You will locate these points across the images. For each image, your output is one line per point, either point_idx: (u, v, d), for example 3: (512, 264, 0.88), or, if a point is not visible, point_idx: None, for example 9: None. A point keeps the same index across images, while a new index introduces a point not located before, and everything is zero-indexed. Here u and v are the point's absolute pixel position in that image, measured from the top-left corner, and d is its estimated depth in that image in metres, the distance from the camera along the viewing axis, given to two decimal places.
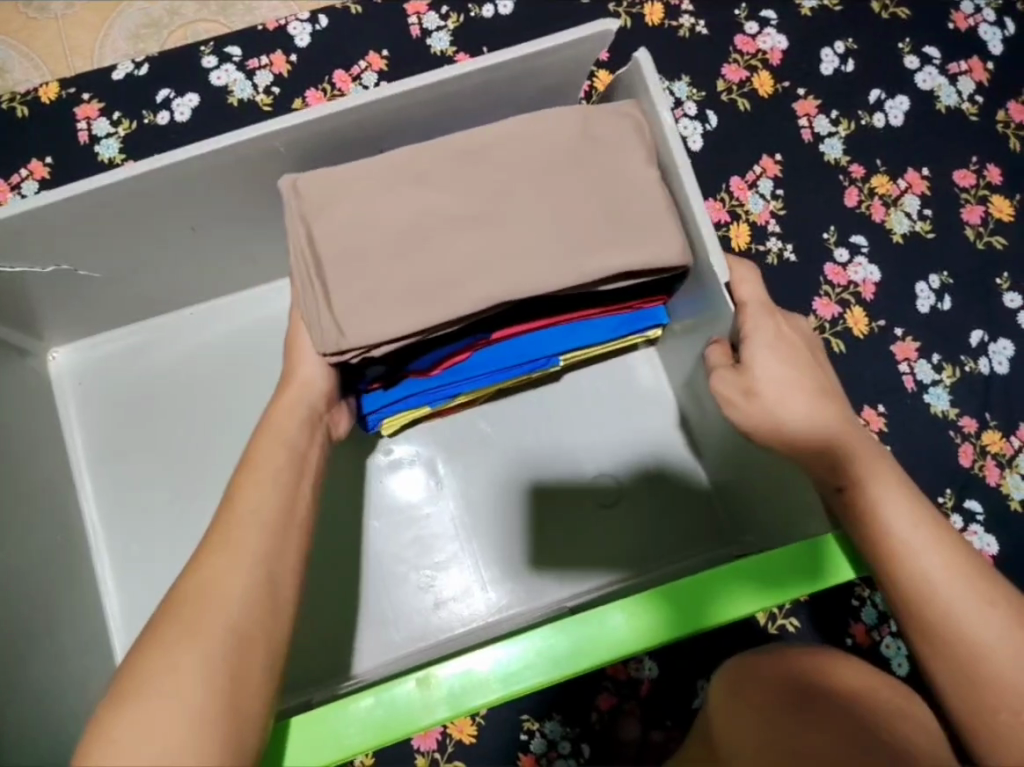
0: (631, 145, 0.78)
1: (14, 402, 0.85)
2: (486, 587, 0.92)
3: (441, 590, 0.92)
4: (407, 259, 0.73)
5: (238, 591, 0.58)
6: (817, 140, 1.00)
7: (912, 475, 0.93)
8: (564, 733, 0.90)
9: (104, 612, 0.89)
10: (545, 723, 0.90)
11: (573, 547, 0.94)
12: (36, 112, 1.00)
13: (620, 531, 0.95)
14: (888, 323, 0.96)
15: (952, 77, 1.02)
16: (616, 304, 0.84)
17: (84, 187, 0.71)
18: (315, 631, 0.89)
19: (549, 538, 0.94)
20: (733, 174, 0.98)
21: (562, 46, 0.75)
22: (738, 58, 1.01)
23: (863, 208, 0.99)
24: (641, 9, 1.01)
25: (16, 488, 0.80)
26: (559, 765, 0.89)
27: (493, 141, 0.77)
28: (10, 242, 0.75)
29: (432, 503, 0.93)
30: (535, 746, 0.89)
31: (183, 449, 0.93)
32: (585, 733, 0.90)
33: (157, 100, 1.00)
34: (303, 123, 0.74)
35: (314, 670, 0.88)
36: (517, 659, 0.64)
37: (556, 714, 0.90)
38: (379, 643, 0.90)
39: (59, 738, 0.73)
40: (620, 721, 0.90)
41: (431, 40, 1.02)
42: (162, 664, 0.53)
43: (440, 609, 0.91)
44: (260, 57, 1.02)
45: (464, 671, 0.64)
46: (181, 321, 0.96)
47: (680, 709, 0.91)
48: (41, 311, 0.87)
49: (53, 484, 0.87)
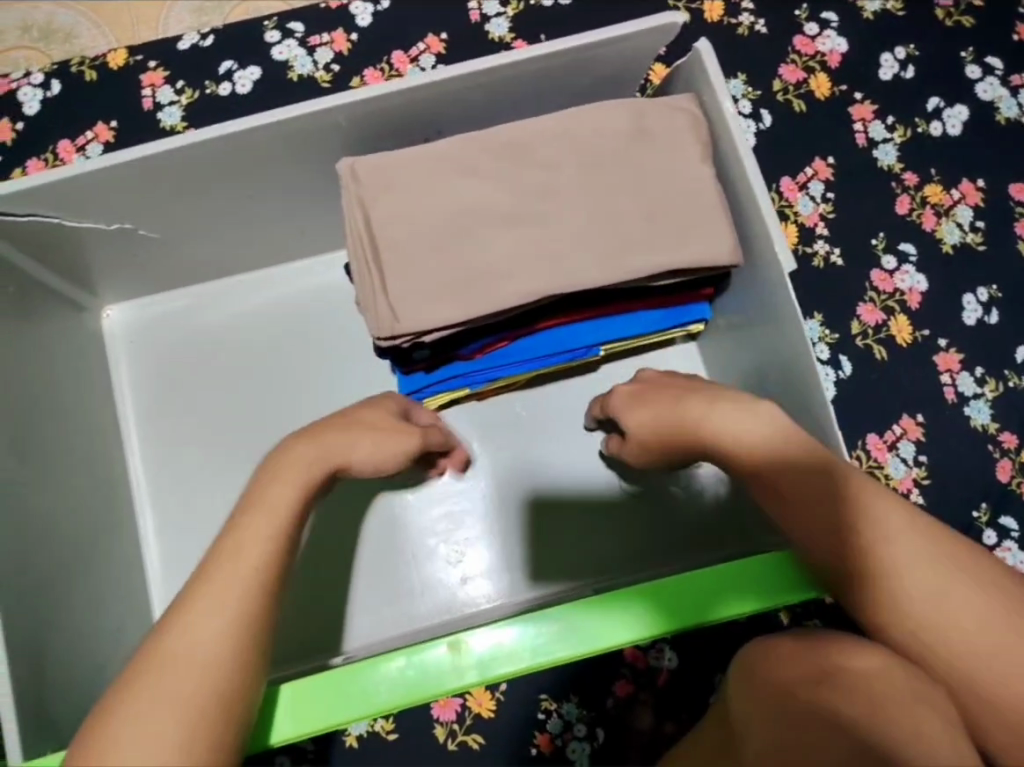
0: (689, 138, 0.78)
1: (67, 354, 0.88)
2: (513, 566, 0.93)
3: (468, 566, 0.93)
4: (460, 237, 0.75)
5: (241, 606, 0.58)
6: (871, 145, 0.99)
7: (948, 487, 0.93)
8: (580, 716, 0.91)
9: (144, 563, 0.91)
10: (562, 704, 0.91)
11: (599, 535, 0.94)
12: (103, 77, 1.03)
13: (646, 527, 0.94)
14: (932, 333, 0.96)
15: (1014, 89, 1.01)
16: (663, 296, 0.84)
17: (154, 148, 0.73)
18: (342, 596, 0.92)
19: (571, 528, 0.94)
20: (784, 174, 0.98)
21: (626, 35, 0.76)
22: (796, 59, 1.00)
23: (914, 216, 0.98)
24: (701, 5, 1.02)
25: (64, 435, 0.83)
26: (573, 746, 0.90)
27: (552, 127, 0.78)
28: (79, 198, 0.77)
29: (460, 486, 0.95)
30: (551, 726, 0.90)
31: (226, 412, 0.95)
32: (601, 718, 0.91)
33: (220, 72, 1.03)
34: (367, 97, 0.75)
35: (343, 634, 0.90)
36: (545, 634, 0.65)
37: (574, 697, 0.91)
38: (403, 616, 0.91)
39: (92, 679, 0.76)
40: (636, 709, 0.91)
41: (490, 26, 1.03)
42: (201, 609, 0.57)
43: (467, 584, 0.92)
44: (321, 35, 1.03)
45: (493, 641, 0.64)
46: (231, 287, 0.98)
47: (696, 703, 0.91)
48: (100, 267, 0.89)
49: (100, 436, 0.90)
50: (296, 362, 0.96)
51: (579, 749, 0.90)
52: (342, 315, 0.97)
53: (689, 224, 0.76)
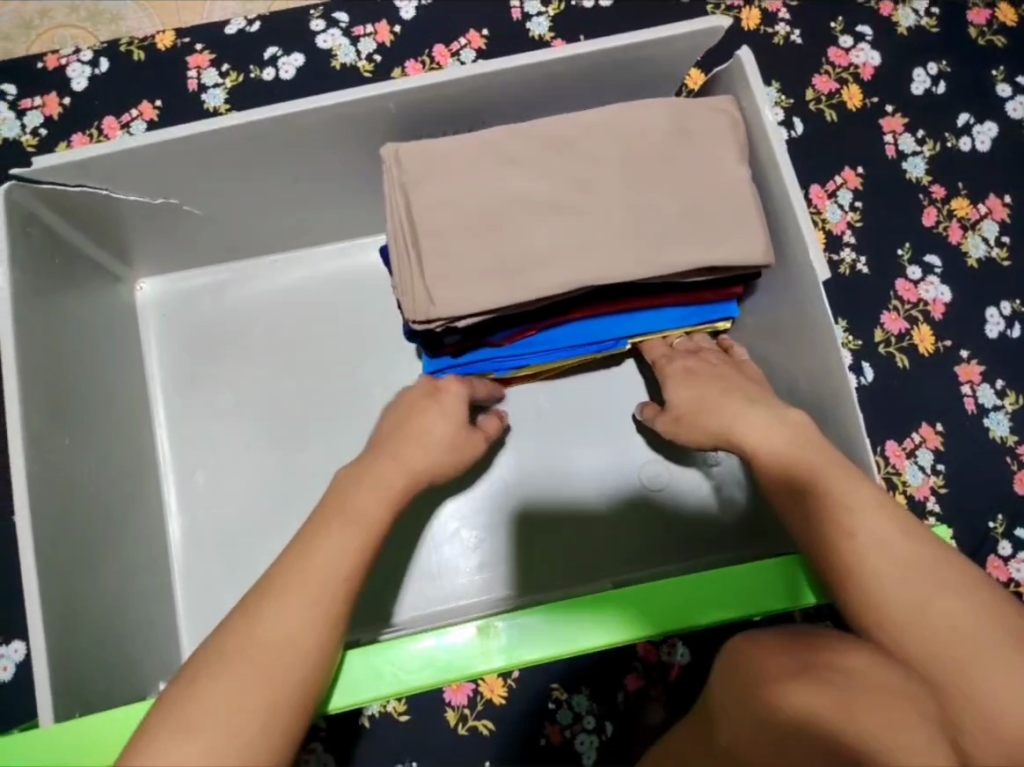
0: (728, 140, 0.80)
1: (104, 322, 0.89)
2: (528, 555, 0.94)
3: (485, 554, 0.94)
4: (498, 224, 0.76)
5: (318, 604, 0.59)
6: (900, 158, 1.01)
7: (964, 496, 0.93)
8: (590, 709, 0.91)
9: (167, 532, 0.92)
10: (573, 695, 0.91)
11: (615, 529, 0.95)
12: (151, 57, 1.06)
13: (649, 525, 0.95)
14: (954, 344, 0.97)
15: None
16: (692, 294, 0.85)
17: (205, 124, 0.75)
18: None
19: (574, 527, 0.95)
20: (814, 182, 1.00)
21: (672, 36, 0.78)
22: (830, 70, 1.02)
23: (940, 228, 0.99)
24: (739, 13, 1.04)
25: (99, 401, 0.85)
26: (582, 739, 0.90)
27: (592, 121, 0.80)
28: (128, 171, 0.79)
29: (467, 477, 0.95)
30: (561, 717, 0.91)
31: (254, 388, 0.97)
32: (610, 712, 0.91)
33: (265, 57, 1.05)
34: (415, 85, 0.77)
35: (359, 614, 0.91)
36: (574, 618, 0.65)
37: (585, 689, 0.91)
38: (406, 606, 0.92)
39: (116, 644, 0.77)
40: (646, 705, 0.91)
41: (531, 24, 1.05)
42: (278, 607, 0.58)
43: (483, 571, 0.94)
44: (366, 26, 1.06)
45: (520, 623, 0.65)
46: (264, 267, 1.00)
47: None
48: (139, 240, 0.91)
49: (131, 405, 0.91)
50: (326, 344, 0.98)
51: (588, 742, 0.90)
52: (373, 300, 0.99)
53: (724, 223, 0.78)
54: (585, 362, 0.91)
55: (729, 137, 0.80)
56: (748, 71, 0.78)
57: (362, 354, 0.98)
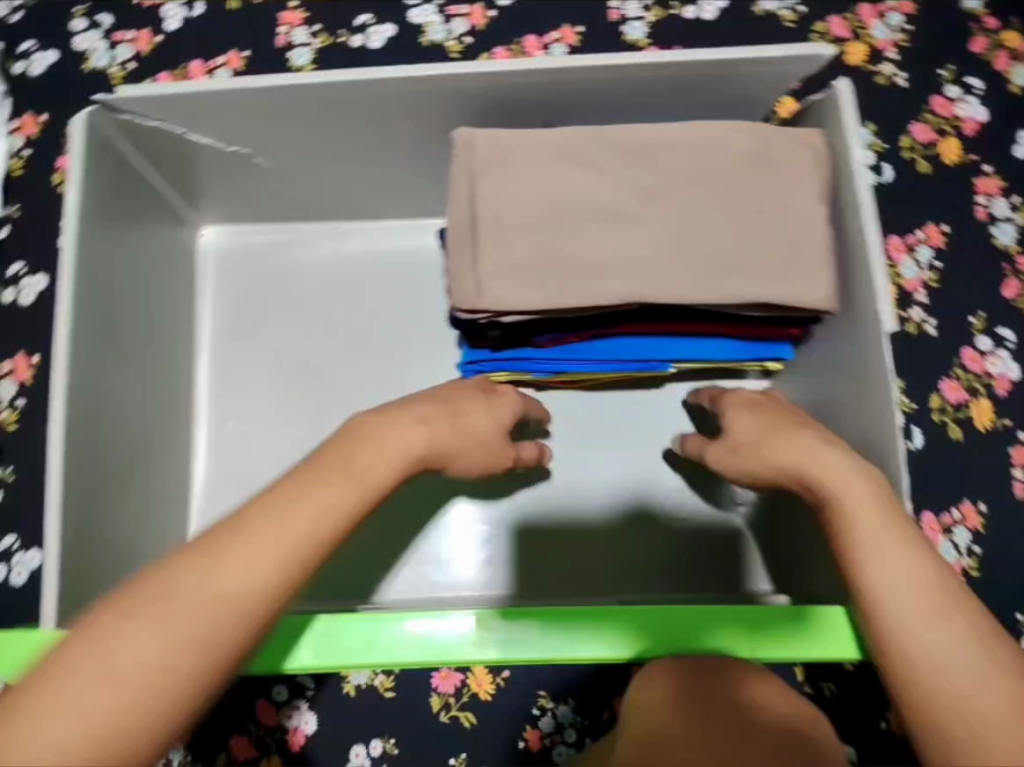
0: (813, 177, 0.76)
1: (162, 259, 0.91)
2: (533, 561, 0.94)
3: (492, 550, 0.93)
4: (562, 229, 0.75)
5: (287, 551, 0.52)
6: (990, 221, 0.96)
7: (999, 583, 0.89)
8: (573, 722, 0.89)
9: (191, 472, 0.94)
10: (559, 705, 0.90)
11: (622, 554, 0.94)
12: (247, 7, 1.06)
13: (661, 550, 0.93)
14: (1014, 424, 0.92)
15: None
16: (745, 328, 0.83)
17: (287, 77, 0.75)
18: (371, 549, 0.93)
19: (585, 541, 0.94)
20: (895, 233, 0.95)
21: (772, 59, 0.75)
22: (930, 118, 0.98)
23: (1020, 301, 0.94)
24: (844, 47, 1.00)
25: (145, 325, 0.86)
26: (560, 750, 0.89)
27: (675, 138, 0.78)
28: (206, 114, 0.80)
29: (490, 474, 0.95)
30: (544, 724, 0.89)
31: (293, 347, 0.97)
32: (593, 730, 0.89)
33: (355, 24, 1.05)
34: (503, 72, 0.75)
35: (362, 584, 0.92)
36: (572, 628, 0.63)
37: (571, 700, 0.90)
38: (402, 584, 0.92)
39: (126, 573, 0.78)
40: None
41: (627, 28, 1.03)
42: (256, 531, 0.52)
43: (487, 567, 0.93)
44: (460, 6, 1.05)
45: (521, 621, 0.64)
46: (323, 231, 1.00)
47: None
48: (208, 185, 0.92)
49: (176, 343, 0.93)
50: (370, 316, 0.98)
51: (566, 754, 0.89)
52: (423, 281, 0.98)
53: (795, 260, 0.74)
54: (624, 378, 0.90)
55: (817, 173, 0.76)
56: (843, 104, 0.75)
57: (404, 333, 0.97)
